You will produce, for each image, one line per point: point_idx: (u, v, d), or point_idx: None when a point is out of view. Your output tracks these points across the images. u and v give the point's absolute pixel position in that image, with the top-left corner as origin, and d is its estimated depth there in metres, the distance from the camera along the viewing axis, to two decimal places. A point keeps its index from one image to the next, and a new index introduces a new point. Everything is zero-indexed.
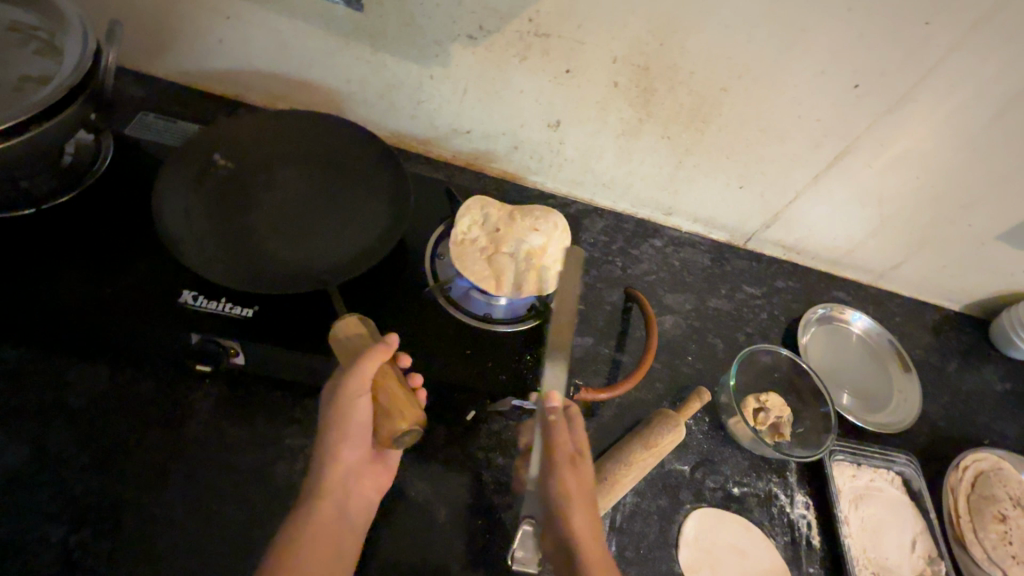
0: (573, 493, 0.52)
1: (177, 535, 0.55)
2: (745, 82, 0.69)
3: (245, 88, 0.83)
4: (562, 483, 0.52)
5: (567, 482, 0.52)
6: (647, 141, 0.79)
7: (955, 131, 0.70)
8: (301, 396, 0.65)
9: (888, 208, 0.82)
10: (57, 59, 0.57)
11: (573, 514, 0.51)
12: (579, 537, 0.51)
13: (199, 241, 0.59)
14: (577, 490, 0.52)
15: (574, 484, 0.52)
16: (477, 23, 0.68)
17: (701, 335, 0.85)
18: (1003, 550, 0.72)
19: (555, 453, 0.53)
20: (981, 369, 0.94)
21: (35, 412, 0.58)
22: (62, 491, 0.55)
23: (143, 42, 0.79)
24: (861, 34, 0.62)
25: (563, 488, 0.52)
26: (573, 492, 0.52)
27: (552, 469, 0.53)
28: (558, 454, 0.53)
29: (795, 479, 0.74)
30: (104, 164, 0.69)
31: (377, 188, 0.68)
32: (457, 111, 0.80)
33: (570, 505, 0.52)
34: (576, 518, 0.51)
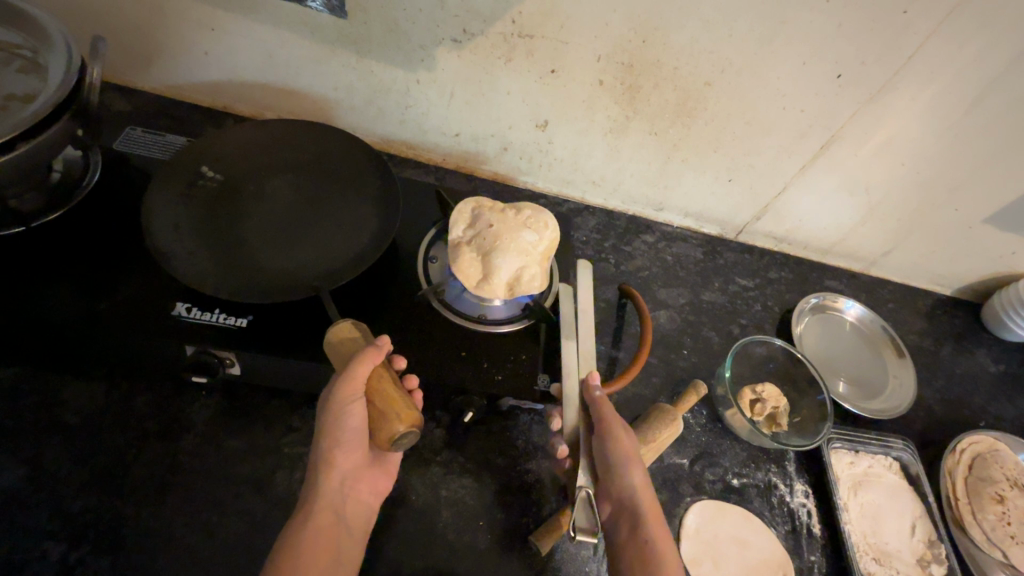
0: (632, 458, 0.57)
1: (178, 549, 0.54)
2: (729, 76, 0.69)
3: (233, 100, 0.83)
4: (622, 450, 0.57)
5: (626, 449, 0.57)
6: (635, 138, 0.79)
7: (938, 117, 0.70)
8: (299, 404, 0.65)
9: (875, 196, 0.82)
10: (41, 77, 0.57)
11: (633, 477, 0.57)
12: (640, 497, 0.56)
13: (188, 252, 0.59)
14: (633, 454, 0.57)
15: (631, 448, 0.58)
16: (461, 27, 0.68)
17: (695, 329, 0.86)
18: (1002, 530, 0.72)
19: (609, 424, 0.58)
20: (974, 352, 0.95)
21: (31, 431, 0.58)
22: (61, 509, 0.55)
23: (129, 58, 0.79)
24: (841, 24, 0.62)
25: (625, 455, 0.57)
26: (633, 457, 0.57)
27: (610, 439, 0.58)
28: (611, 424, 0.58)
29: (793, 468, 0.75)
30: (92, 181, 0.69)
31: (367, 193, 0.68)
32: (445, 114, 0.81)
33: (630, 470, 0.57)
34: (638, 479, 0.57)
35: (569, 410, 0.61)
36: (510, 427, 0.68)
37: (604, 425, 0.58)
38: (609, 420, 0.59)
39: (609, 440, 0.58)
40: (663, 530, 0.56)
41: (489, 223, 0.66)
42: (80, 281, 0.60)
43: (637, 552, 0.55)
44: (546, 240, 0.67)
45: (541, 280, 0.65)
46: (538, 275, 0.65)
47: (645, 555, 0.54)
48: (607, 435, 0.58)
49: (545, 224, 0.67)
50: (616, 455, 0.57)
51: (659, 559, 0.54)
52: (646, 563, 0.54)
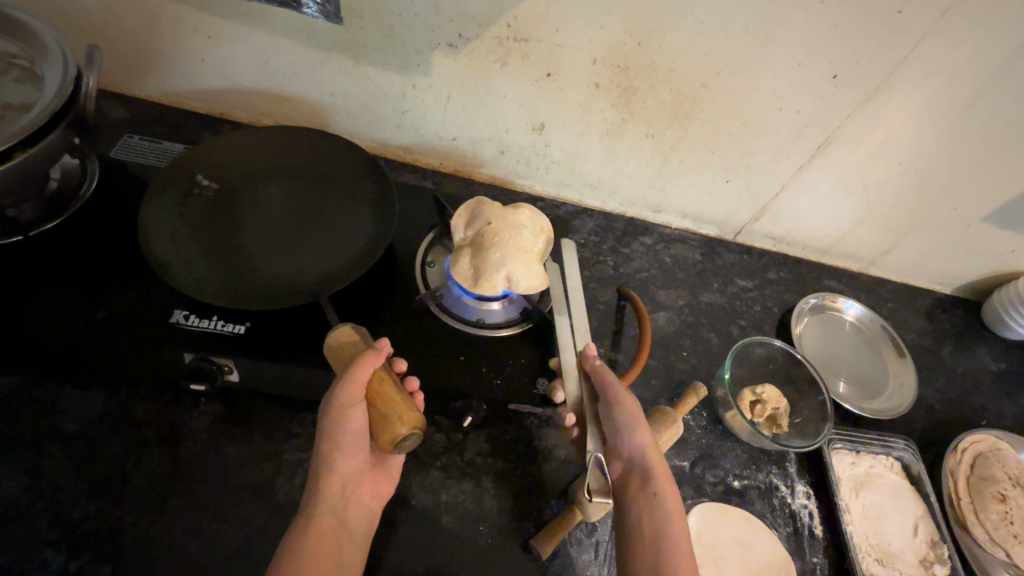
0: (639, 418, 0.60)
1: (178, 558, 0.54)
2: (724, 78, 0.69)
3: (230, 107, 0.83)
4: (630, 410, 0.59)
5: (633, 411, 0.60)
6: (631, 141, 0.79)
7: (935, 115, 0.70)
8: (298, 410, 0.65)
9: (873, 196, 0.82)
10: (39, 86, 0.57)
11: (641, 437, 0.59)
12: (649, 455, 0.59)
13: (186, 259, 0.59)
14: (639, 414, 0.60)
15: (637, 408, 0.60)
16: (456, 31, 0.68)
17: (694, 331, 0.85)
18: (1005, 530, 0.72)
19: (615, 388, 0.61)
20: (974, 350, 0.95)
21: (30, 441, 0.58)
22: (60, 518, 0.54)
23: (127, 67, 0.79)
24: (835, 24, 0.62)
25: (633, 416, 0.59)
26: (640, 419, 0.59)
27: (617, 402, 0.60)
28: (616, 387, 0.61)
29: (795, 470, 0.74)
30: (89, 189, 0.70)
31: (364, 198, 0.68)
32: (441, 119, 0.81)
33: (638, 430, 0.59)
34: (646, 439, 0.59)
35: (570, 379, 0.62)
36: (510, 430, 0.68)
37: (610, 390, 0.61)
38: (614, 384, 0.61)
39: (615, 403, 0.60)
40: (671, 486, 0.58)
41: (489, 224, 0.65)
42: (77, 289, 0.60)
43: (646, 508, 0.56)
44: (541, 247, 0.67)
45: (538, 276, 0.64)
46: (534, 271, 0.64)
47: (656, 510, 0.56)
48: (613, 399, 0.60)
49: (542, 231, 0.67)
50: (624, 418, 0.60)
51: (668, 512, 0.56)
52: (656, 516, 0.56)
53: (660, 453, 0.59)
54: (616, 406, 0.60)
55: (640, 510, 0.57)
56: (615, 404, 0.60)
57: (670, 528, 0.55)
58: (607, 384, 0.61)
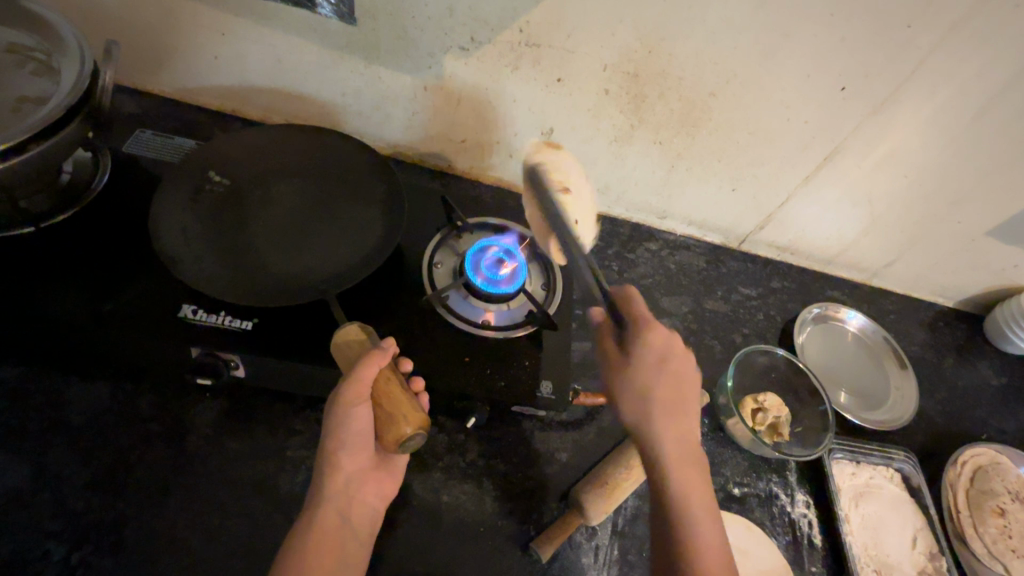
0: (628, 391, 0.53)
1: (180, 551, 0.55)
2: (732, 87, 0.70)
3: (242, 103, 0.84)
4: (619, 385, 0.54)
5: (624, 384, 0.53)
6: (639, 147, 0.80)
7: (942, 129, 0.71)
8: (302, 407, 0.66)
9: (878, 207, 0.83)
10: (55, 79, 0.58)
11: (691, 398, 0.54)
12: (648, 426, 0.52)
13: (196, 255, 0.59)
14: (630, 384, 0.53)
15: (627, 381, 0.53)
16: (469, 35, 0.69)
17: (698, 338, 0.86)
18: (1003, 544, 0.72)
19: (676, 342, 0.55)
20: (977, 364, 0.95)
21: (37, 431, 0.58)
22: (64, 509, 0.55)
23: (141, 62, 0.80)
24: (844, 37, 0.63)
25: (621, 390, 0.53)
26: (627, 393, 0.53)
27: (676, 358, 0.54)
28: (677, 341, 0.55)
29: (795, 479, 0.75)
30: (101, 182, 0.70)
31: (373, 198, 0.69)
32: (451, 121, 0.81)
33: (690, 390, 0.54)
34: (639, 409, 0.52)
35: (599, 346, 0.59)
36: (512, 432, 0.68)
37: (670, 342, 0.55)
38: (675, 337, 0.55)
39: (674, 358, 0.54)
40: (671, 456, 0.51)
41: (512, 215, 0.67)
42: (85, 282, 0.61)
43: (679, 474, 0.51)
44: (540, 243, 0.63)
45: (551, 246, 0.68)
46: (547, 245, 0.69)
47: (689, 478, 0.51)
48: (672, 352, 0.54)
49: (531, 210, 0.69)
50: (677, 373, 0.54)
51: (699, 484, 0.51)
52: (686, 483, 0.51)
53: (661, 421, 0.52)
54: (674, 361, 0.54)
55: (672, 475, 0.50)
56: (672, 357, 0.54)
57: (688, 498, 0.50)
58: (668, 336, 0.55)
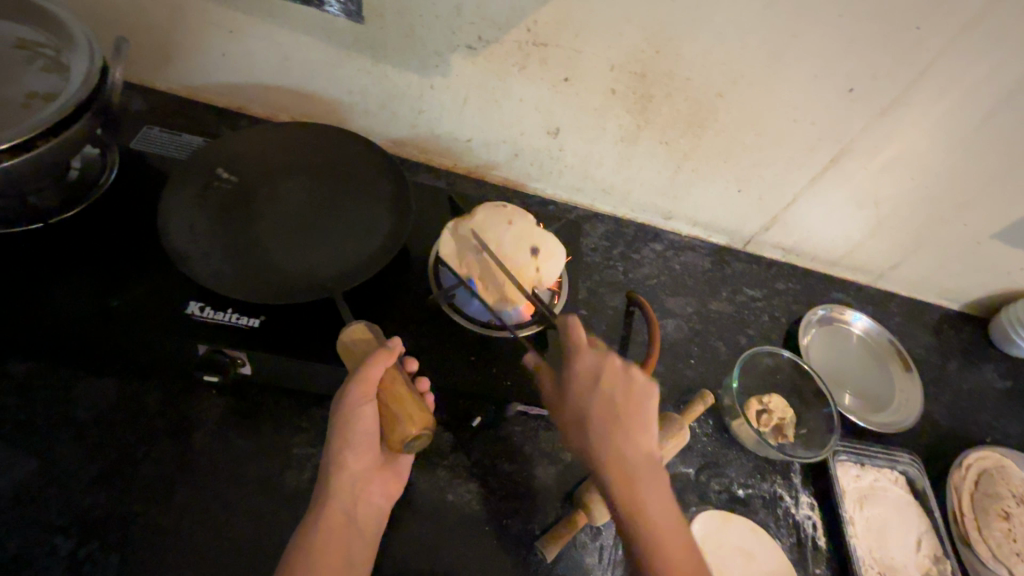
0: (571, 424, 0.57)
1: (186, 547, 0.55)
2: (740, 88, 0.70)
3: (248, 101, 0.84)
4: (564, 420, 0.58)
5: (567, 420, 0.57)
6: (645, 147, 0.80)
7: (949, 131, 0.71)
8: (307, 405, 0.66)
9: (884, 209, 0.83)
10: (64, 76, 0.58)
11: (634, 413, 0.56)
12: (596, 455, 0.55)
13: (203, 253, 0.59)
14: (572, 417, 0.57)
15: (568, 416, 0.57)
16: (477, 34, 0.69)
17: (703, 339, 0.86)
18: (1008, 547, 0.72)
19: (611, 360, 0.58)
20: (982, 367, 0.95)
21: (44, 427, 0.58)
22: (71, 504, 0.55)
23: (148, 59, 0.80)
24: (853, 38, 0.63)
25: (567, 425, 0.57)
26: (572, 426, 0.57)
27: (612, 378, 0.57)
28: (612, 360, 0.58)
29: (799, 480, 0.75)
30: (109, 178, 0.70)
31: (379, 196, 0.69)
32: (458, 120, 0.81)
33: (631, 406, 0.56)
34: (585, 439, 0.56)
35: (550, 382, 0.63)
36: (517, 431, 0.68)
37: (604, 362, 0.58)
38: (608, 357, 0.58)
39: (607, 376, 0.57)
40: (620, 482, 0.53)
41: (485, 244, 0.64)
42: (93, 278, 0.61)
43: (627, 492, 0.53)
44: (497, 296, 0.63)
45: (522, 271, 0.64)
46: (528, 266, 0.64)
47: (638, 494, 0.52)
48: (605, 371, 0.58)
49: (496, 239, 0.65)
50: (615, 391, 0.57)
51: (653, 499, 0.53)
52: (635, 500, 0.52)
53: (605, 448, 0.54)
54: (609, 380, 0.57)
55: (624, 498, 0.52)
56: (608, 377, 0.57)
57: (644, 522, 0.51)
58: (602, 357, 0.59)
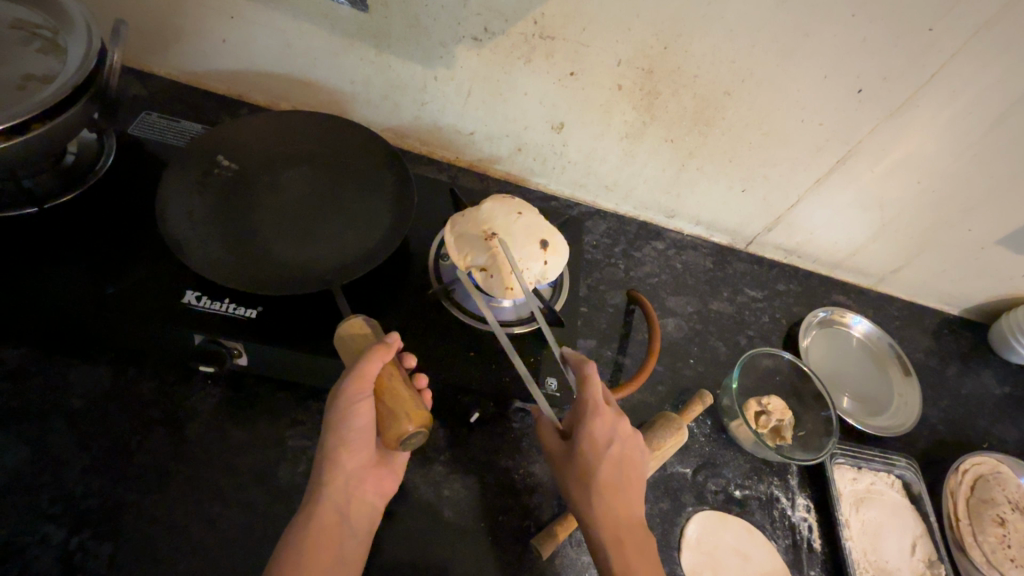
0: (576, 477, 0.57)
1: (180, 538, 0.54)
2: (748, 86, 0.69)
3: (248, 88, 0.83)
4: (569, 471, 0.57)
5: (573, 472, 0.57)
6: (650, 144, 0.79)
7: (957, 135, 0.70)
8: (303, 397, 0.65)
9: (888, 212, 0.82)
10: (61, 58, 0.57)
11: (635, 477, 0.58)
12: (597, 512, 0.56)
13: (201, 242, 0.58)
14: (579, 471, 0.57)
15: (575, 470, 0.57)
16: (482, 25, 0.68)
17: (702, 339, 0.85)
18: (1001, 552, 0.72)
19: (623, 424, 0.59)
20: (980, 372, 0.95)
21: (38, 414, 0.58)
22: (63, 493, 0.54)
23: (147, 43, 0.78)
24: (865, 38, 0.62)
25: (570, 476, 0.57)
26: (577, 479, 0.57)
27: (624, 440, 0.58)
28: (624, 422, 0.59)
29: (796, 482, 0.74)
30: (106, 163, 0.69)
31: (380, 188, 0.68)
32: (461, 112, 0.80)
33: (634, 470, 0.58)
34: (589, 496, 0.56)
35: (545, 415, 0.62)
36: (514, 429, 0.68)
37: (618, 424, 0.58)
38: (622, 419, 0.59)
39: (620, 439, 0.58)
40: (617, 541, 0.55)
41: (493, 231, 0.62)
42: (88, 264, 0.60)
43: (626, 554, 0.54)
44: (504, 283, 0.61)
45: (526, 263, 0.62)
46: (532, 259, 0.62)
47: (636, 556, 0.55)
48: (619, 433, 0.58)
49: (501, 226, 0.63)
50: (623, 454, 0.58)
51: (648, 564, 0.55)
52: (635, 566, 0.54)
53: (608, 505, 0.56)
54: (621, 443, 0.58)
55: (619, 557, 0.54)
56: (621, 440, 0.58)
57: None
58: (616, 418, 0.58)
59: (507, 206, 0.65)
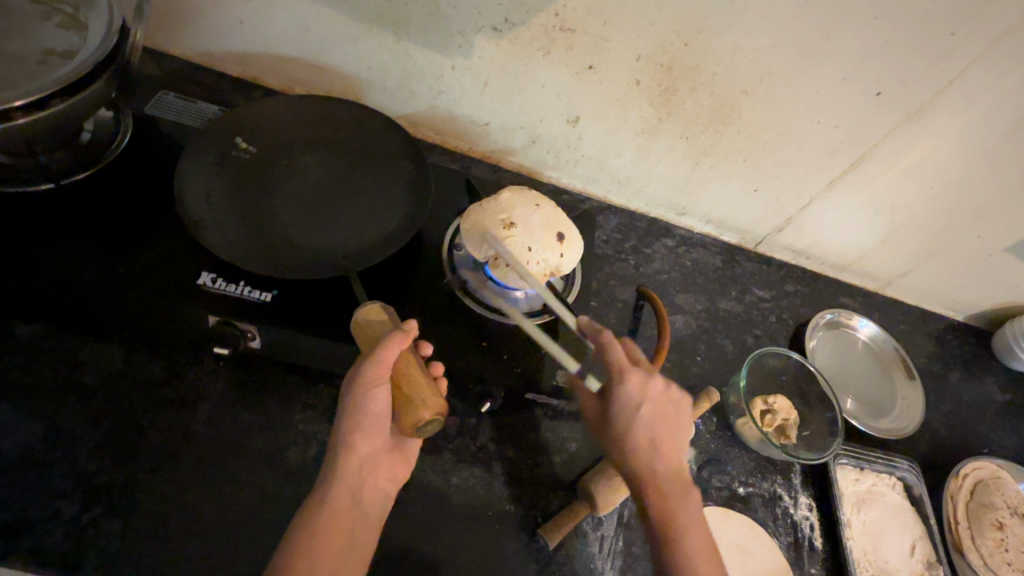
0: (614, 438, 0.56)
1: (190, 517, 0.55)
2: (766, 86, 0.69)
3: (263, 71, 0.82)
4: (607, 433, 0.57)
5: (610, 433, 0.57)
6: (665, 141, 0.79)
7: (973, 142, 0.70)
8: (315, 381, 0.65)
9: (899, 217, 0.82)
10: (82, 34, 0.56)
11: (671, 434, 0.56)
12: (638, 470, 0.55)
13: (219, 224, 0.58)
14: (615, 432, 0.56)
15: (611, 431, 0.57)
16: (503, 15, 0.68)
17: (710, 337, 0.86)
18: (999, 556, 0.74)
19: (655, 382, 0.57)
20: (982, 379, 0.95)
21: (50, 389, 0.58)
22: (75, 470, 0.55)
23: (163, 21, 0.78)
24: (886, 41, 0.62)
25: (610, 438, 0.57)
26: (615, 440, 0.56)
27: (656, 400, 0.56)
28: (657, 381, 0.57)
29: (799, 481, 0.75)
30: (122, 141, 0.68)
31: (397, 175, 0.68)
32: (476, 103, 0.80)
33: (670, 427, 0.56)
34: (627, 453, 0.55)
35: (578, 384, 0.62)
36: (523, 419, 0.68)
37: (648, 384, 0.57)
38: (652, 377, 0.57)
39: (651, 398, 0.56)
40: (661, 495, 0.54)
41: (512, 221, 0.62)
42: (104, 242, 0.60)
43: (668, 508, 0.53)
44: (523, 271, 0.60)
45: (545, 254, 0.62)
46: (550, 250, 0.62)
47: (680, 510, 0.53)
48: (650, 392, 0.56)
49: (520, 216, 0.62)
50: (657, 415, 0.56)
51: (693, 521, 0.53)
52: (680, 517, 0.53)
53: (647, 462, 0.55)
54: (653, 401, 0.56)
55: (660, 509, 0.53)
56: (651, 399, 0.56)
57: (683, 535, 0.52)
58: (648, 378, 0.57)
59: (525, 197, 0.65)
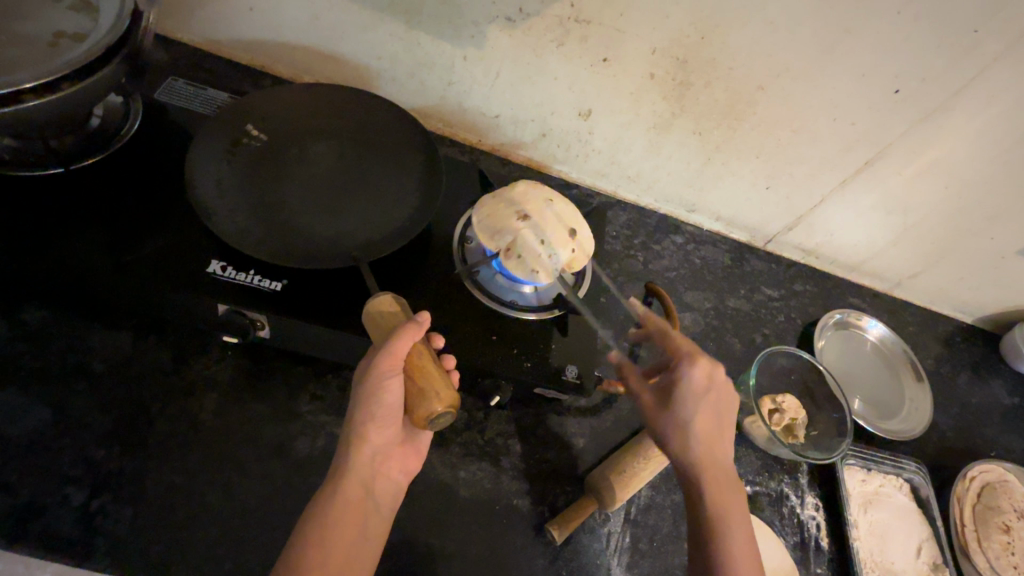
0: (673, 423, 0.54)
1: (197, 506, 0.54)
2: (783, 81, 0.68)
3: (272, 59, 0.82)
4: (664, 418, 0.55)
5: (668, 418, 0.55)
6: (677, 136, 0.78)
7: (989, 142, 0.70)
8: (322, 372, 0.65)
9: (911, 217, 0.82)
10: (93, 16, 0.55)
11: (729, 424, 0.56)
12: (698, 457, 0.53)
13: (230, 212, 0.58)
14: (675, 417, 0.54)
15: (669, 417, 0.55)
16: (517, 6, 0.67)
17: (717, 335, 0.85)
18: (1005, 559, 0.73)
19: (719, 372, 0.56)
20: (990, 382, 0.95)
21: (58, 376, 0.58)
22: (82, 457, 0.54)
23: (173, 6, 0.77)
24: (907, 37, 0.61)
25: (668, 422, 0.55)
26: (674, 425, 0.54)
27: (720, 394, 0.55)
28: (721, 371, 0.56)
29: (806, 481, 0.75)
30: (132, 126, 0.68)
31: (408, 166, 0.67)
32: (487, 94, 0.79)
33: (728, 418, 0.56)
34: (685, 439, 0.54)
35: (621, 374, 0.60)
36: (532, 414, 0.68)
37: (714, 373, 0.55)
38: (717, 366, 0.56)
39: (716, 387, 0.55)
40: (716, 485, 0.53)
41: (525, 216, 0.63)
42: (112, 228, 0.59)
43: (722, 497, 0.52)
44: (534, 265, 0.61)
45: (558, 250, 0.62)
46: (562, 246, 0.63)
47: (731, 500, 0.53)
48: (715, 381, 0.55)
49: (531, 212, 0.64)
50: (719, 407, 0.55)
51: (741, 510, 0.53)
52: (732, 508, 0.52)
53: (706, 450, 0.53)
54: (716, 391, 0.55)
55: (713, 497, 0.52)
56: (716, 388, 0.55)
57: (734, 526, 0.51)
58: (713, 367, 0.55)
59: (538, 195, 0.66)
